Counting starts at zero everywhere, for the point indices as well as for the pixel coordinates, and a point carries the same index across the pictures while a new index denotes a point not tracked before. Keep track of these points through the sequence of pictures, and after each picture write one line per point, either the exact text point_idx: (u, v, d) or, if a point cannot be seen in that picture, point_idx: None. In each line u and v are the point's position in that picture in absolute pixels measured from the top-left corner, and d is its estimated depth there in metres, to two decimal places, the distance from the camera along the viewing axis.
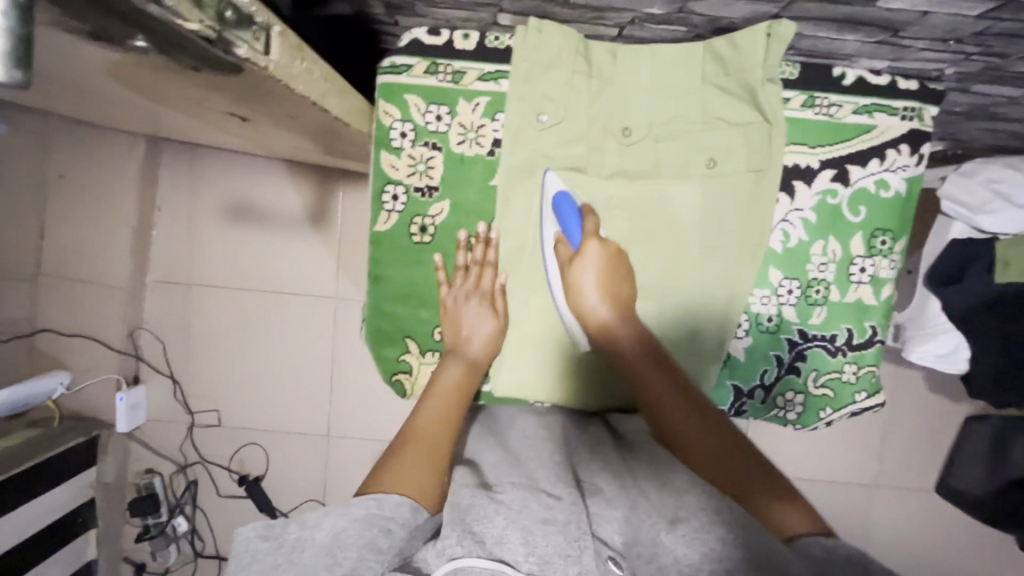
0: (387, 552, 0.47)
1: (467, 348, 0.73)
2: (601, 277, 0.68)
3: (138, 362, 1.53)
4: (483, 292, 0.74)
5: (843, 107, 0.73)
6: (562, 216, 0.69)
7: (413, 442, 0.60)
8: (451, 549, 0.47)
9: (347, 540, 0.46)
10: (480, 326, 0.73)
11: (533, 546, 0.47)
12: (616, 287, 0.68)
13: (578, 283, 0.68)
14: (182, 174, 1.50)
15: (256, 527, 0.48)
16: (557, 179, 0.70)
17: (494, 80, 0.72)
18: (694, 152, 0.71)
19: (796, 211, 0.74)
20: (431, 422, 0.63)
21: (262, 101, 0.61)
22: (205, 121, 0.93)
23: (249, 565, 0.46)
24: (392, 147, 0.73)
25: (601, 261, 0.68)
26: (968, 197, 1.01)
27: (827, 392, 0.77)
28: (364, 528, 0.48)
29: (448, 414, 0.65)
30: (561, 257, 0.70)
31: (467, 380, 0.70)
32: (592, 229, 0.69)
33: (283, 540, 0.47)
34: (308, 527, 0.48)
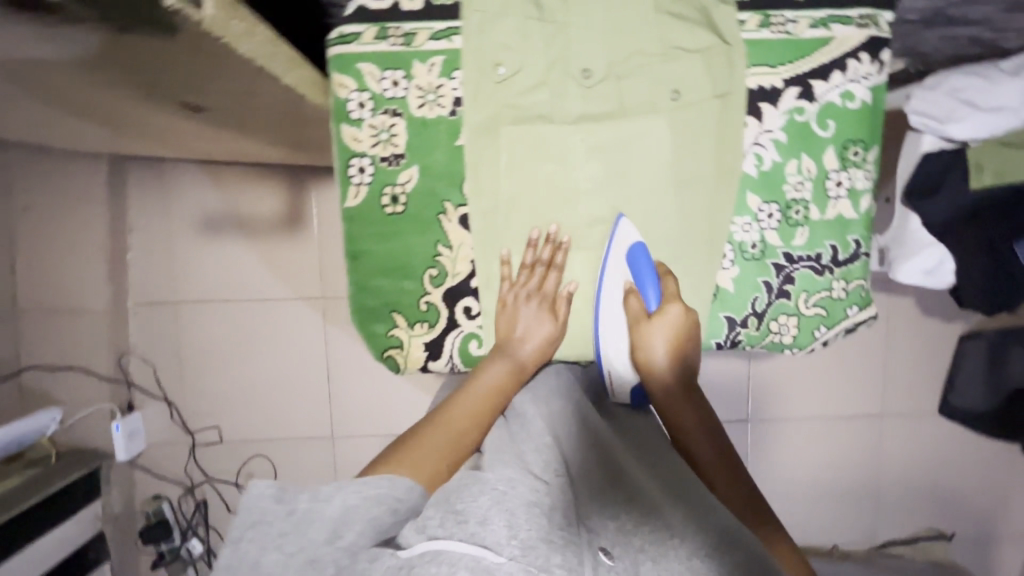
0: (388, 530, 0.53)
1: (516, 348, 0.73)
2: (670, 339, 0.72)
3: (130, 389, 1.50)
4: (544, 296, 0.74)
5: (799, 23, 0.72)
6: (637, 266, 0.72)
7: (442, 429, 0.66)
8: (432, 529, 0.50)
9: (353, 517, 0.52)
10: (537, 328, 0.74)
11: (515, 529, 0.50)
12: (683, 351, 0.72)
13: (647, 337, 0.71)
14: (149, 191, 1.46)
15: (271, 488, 0.53)
16: (632, 229, 0.72)
17: (447, 37, 0.70)
18: (658, 84, 0.70)
19: (766, 133, 0.73)
20: (461, 415, 0.68)
21: (209, 82, 0.59)
22: (162, 124, 0.90)
23: (259, 525, 0.51)
24: (351, 119, 0.71)
25: (677, 325, 0.71)
26: (935, 109, 1.01)
27: (820, 311, 0.77)
28: (371, 507, 0.54)
29: (478, 410, 0.69)
30: (631, 308, 0.73)
31: (507, 383, 0.72)
32: (672, 291, 0.72)
33: (293, 509, 0.52)
34: (319, 499, 0.53)
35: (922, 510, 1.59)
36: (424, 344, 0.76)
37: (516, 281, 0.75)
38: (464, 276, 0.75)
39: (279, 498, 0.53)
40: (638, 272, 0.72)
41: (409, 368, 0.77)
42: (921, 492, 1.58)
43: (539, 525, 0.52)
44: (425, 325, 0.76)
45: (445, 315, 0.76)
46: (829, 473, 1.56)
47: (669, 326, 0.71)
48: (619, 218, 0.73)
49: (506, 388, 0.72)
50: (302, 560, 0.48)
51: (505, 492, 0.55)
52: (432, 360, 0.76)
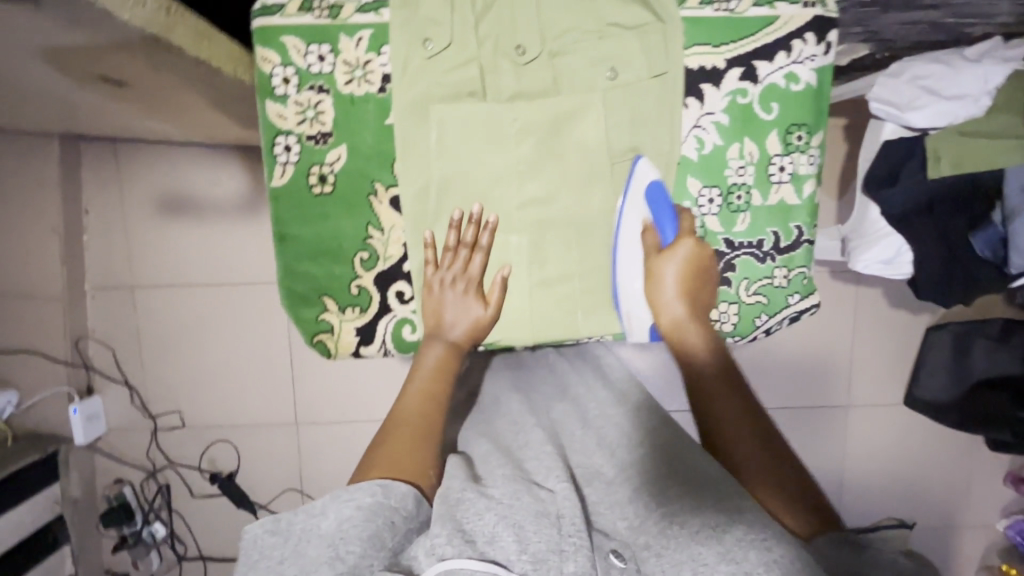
0: (389, 546, 0.50)
1: (449, 332, 0.71)
2: (683, 277, 0.72)
3: (88, 373, 1.48)
4: (470, 279, 0.72)
5: (743, 1, 0.69)
6: (654, 206, 0.71)
7: (401, 428, 0.63)
8: (441, 549, 0.47)
9: (351, 533, 0.49)
10: (466, 311, 0.72)
11: (524, 544, 0.49)
12: (696, 290, 0.72)
13: (660, 275, 0.72)
14: (105, 172, 1.42)
15: (263, 524, 0.52)
16: (649, 169, 0.70)
17: (374, 11, 0.67)
18: (594, 62, 0.68)
19: (707, 115, 0.72)
20: (412, 406, 0.66)
21: (112, 53, 0.56)
22: (94, 98, 0.86)
23: (257, 559, 0.50)
24: (276, 95, 0.69)
25: (690, 260, 0.72)
26: (897, 96, 0.98)
27: (760, 299, 0.76)
28: (367, 520, 0.51)
29: (428, 396, 0.67)
30: (647, 245, 0.73)
31: (448, 366, 0.70)
32: (687, 228, 0.72)
33: (290, 533, 0.51)
34: (313, 519, 0.51)
35: (886, 499, 1.59)
36: (356, 329, 0.75)
37: (441, 266, 0.72)
38: (396, 260, 0.73)
39: (274, 530, 0.52)
40: (654, 212, 0.71)
41: (340, 353, 0.75)
42: (885, 481, 1.59)
43: (550, 534, 0.50)
44: (356, 309, 0.74)
45: (377, 299, 0.74)
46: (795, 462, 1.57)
47: (678, 263, 0.71)
48: (636, 160, 0.70)
49: (449, 370, 0.70)
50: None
51: (510, 507, 0.53)
52: (364, 345, 0.75)
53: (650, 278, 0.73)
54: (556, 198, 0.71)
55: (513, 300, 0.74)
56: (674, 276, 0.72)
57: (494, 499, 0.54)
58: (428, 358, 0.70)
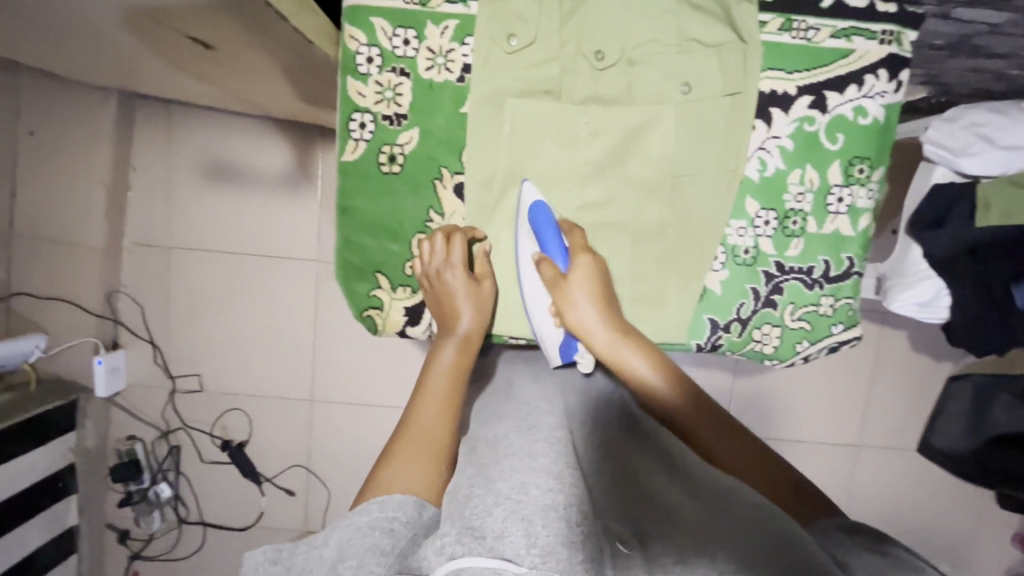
0: (393, 550, 0.47)
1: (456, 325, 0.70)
2: (592, 293, 0.69)
3: (116, 327, 1.50)
4: (454, 264, 0.70)
5: (821, 31, 0.71)
6: (539, 229, 0.70)
7: (413, 438, 0.59)
8: (451, 549, 0.43)
9: (351, 547, 0.47)
10: (470, 301, 0.71)
11: (534, 538, 0.44)
12: (606, 302, 0.70)
13: (571, 299, 0.68)
14: (158, 134, 1.46)
15: (266, 552, 0.48)
16: (533, 189, 0.71)
17: (463, 2, 0.69)
18: (668, 75, 0.70)
19: (773, 139, 0.73)
20: (434, 409, 0.62)
21: (217, 11, 0.58)
22: (174, 58, 0.89)
23: None
24: (359, 74, 0.71)
25: (591, 273, 0.69)
26: (951, 140, 1.00)
27: (804, 325, 0.77)
28: (367, 534, 0.48)
29: (446, 393, 0.64)
30: (548, 274, 0.69)
31: (464, 360, 0.68)
32: (580, 243, 0.70)
33: (290, 563, 0.47)
34: (315, 546, 0.48)
35: None
36: (405, 309, 0.76)
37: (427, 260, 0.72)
38: None
39: (275, 560, 0.47)
40: (542, 242, 0.70)
41: (387, 331, 0.77)
42: (890, 527, 1.58)
43: (558, 530, 0.45)
44: (408, 289, 0.76)
45: None
46: None
47: (582, 284, 0.68)
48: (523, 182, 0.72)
49: (465, 364, 0.68)
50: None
51: (518, 500, 0.47)
52: (411, 326, 0.77)
53: (562, 304, 0.69)
54: (614, 202, 0.73)
55: None
56: (584, 296, 0.68)
57: (500, 493, 0.48)
58: (443, 358, 0.67)
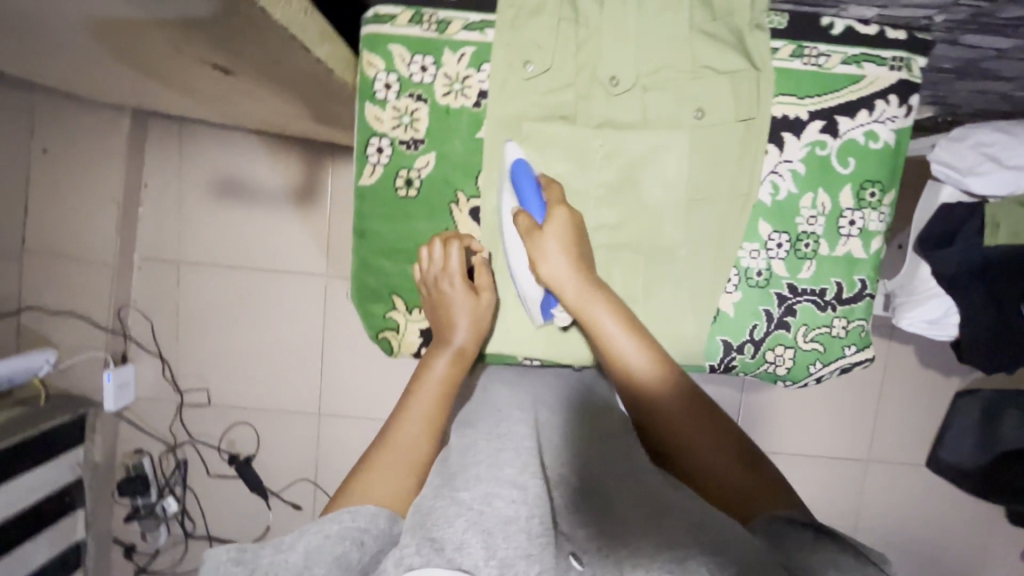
0: (360, 567, 0.45)
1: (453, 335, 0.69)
2: (564, 247, 0.67)
3: (126, 341, 1.51)
4: (453, 275, 0.70)
5: (832, 57, 0.72)
6: (520, 186, 0.69)
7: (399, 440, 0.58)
8: (409, 560, 0.42)
9: (321, 555, 0.44)
10: (468, 310, 0.70)
11: (493, 550, 0.43)
12: (580, 257, 0.68)
13: (542, 251, 0.66)
14: (170, 150, 1.47)
15: (228, 550, 0.43)
16: (516, 149, 0.70)
17: (480, 30, 0.71)
18: (682, 102, 0.71)
19: (785, 163, 0.74)
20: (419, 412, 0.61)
21: (241, 42, 0.59)
22: (192, 81, 0.90)
23: None
24: (377, 100, 0.72)
25: (567, 229, 0.67)
26: (958, 160, 1.00)
27: (817, 347, 0.77)
28: (337, 544, 0.45)
29: (435, 397, 0.62)
30: (522, 227, 0.67)
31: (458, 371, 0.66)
32: (557, 198, 0.69)
33: (252, 567, 0.42)
34: (280, 551, 0.44)
35: (898, 562, 1.57)
36: (420, 330, 0.76)
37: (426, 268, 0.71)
38: None
39: (236, 560, 0.43)
40: (520, 192, 0.69)
41: (401, 352, 0.77)
42: (899, 544, 1.57)
43: (519, 542, 0.43)
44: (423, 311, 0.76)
45: None
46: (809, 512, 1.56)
47: (555, 237, 0.67)
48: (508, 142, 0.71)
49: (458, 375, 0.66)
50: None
51: (481, 512, 0.46)
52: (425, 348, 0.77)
53: (532, 257, 0.67)
54: (628, 224, 0.74)
55: None
56: (555, 251, 0.66)
57: (462, 504, 0.47)
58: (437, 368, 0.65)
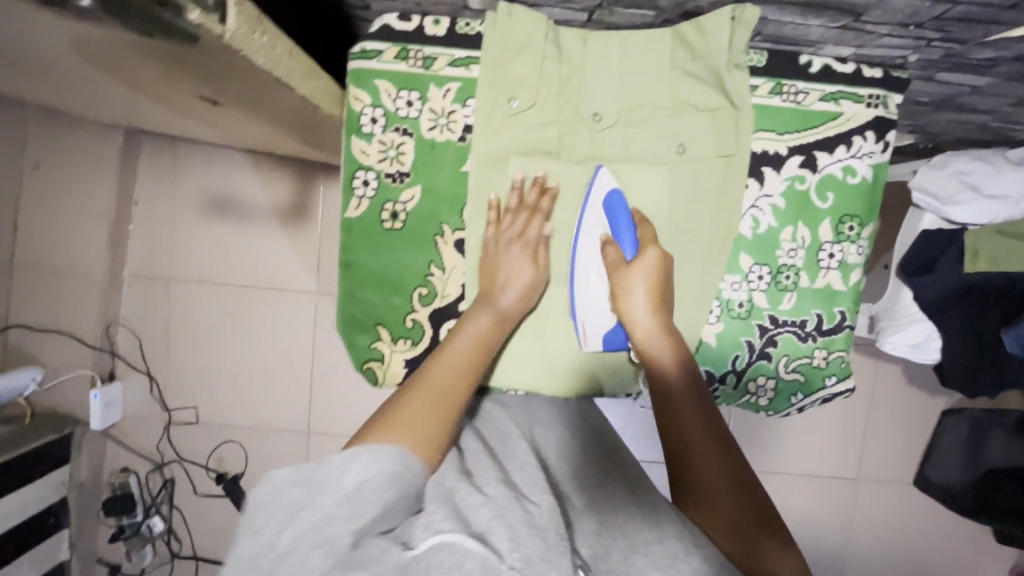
0: (402, 517, 0.46)
1: (499, 296, 0.69)
2: (650, 286, 0.67)
3: (113, 359, 1.50)
4: (527, 241, 0.71)
5: (810, 95, 0.74)
6: (614, 217, 0.70)
7: (447, 384, 0.58)
8: (437, 524, 0.45)
9: (371, 495, 0.44)
10: (517, 275, 0.70)
11: (517, 543, 0.44)
12: (665, 300, 0.68)
13: (627, 285, 0.67)
14: (160, 168, 1.47)
15: (281, 468, 0.46)
16: (609, 178, 0.71)
17: (465, 66, 0.72)
18: (664, 138, 0.72)
19: (765, 197, 0.75)
20: (463, 365, 0.61)
21: (227, 81, 0.60)
22: (181, 108, 0.91)
23: (269, 499, 0.44)
24: (363, 133, 0.73)
25: (657, 271, 0.68)
26: (939, 187, 1.02)
27: (798, 377, 0.78)
28: (386, 485, 0.46)
29: (478, 356, 0.63)
30: (610, 258, 0.69)
31: (492, 334, 0.66)
32: (649, 238, 0.69)
33: (305, 482, 0.45)
34: (332, 472, 0.46)
35: None
36: (405, 361, 0.77)
37: (501, 226, 0.72)
38: (453, 299, 0.75)
39: (292, 475, 0.46)
40: (614, 223, 0.70)
41: (386, 382, 0.77)
42: (889, 562, 1.57)
43: (538, 543, 0.45)
44: (408, 342, 0.76)
45: (429, 335, 0.76)
46: (799, 531, 1.56)
47: (644, 274, 0.67)
48: (600, 168, 0.71)
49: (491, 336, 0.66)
50: (318, 537, 0.42)
51: (503, 505, 0.48)
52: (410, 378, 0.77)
53: (618, 290, 0.68)
54: None
55: (561, 343, 0.76)
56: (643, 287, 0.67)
57: (488, 496, 0.49)
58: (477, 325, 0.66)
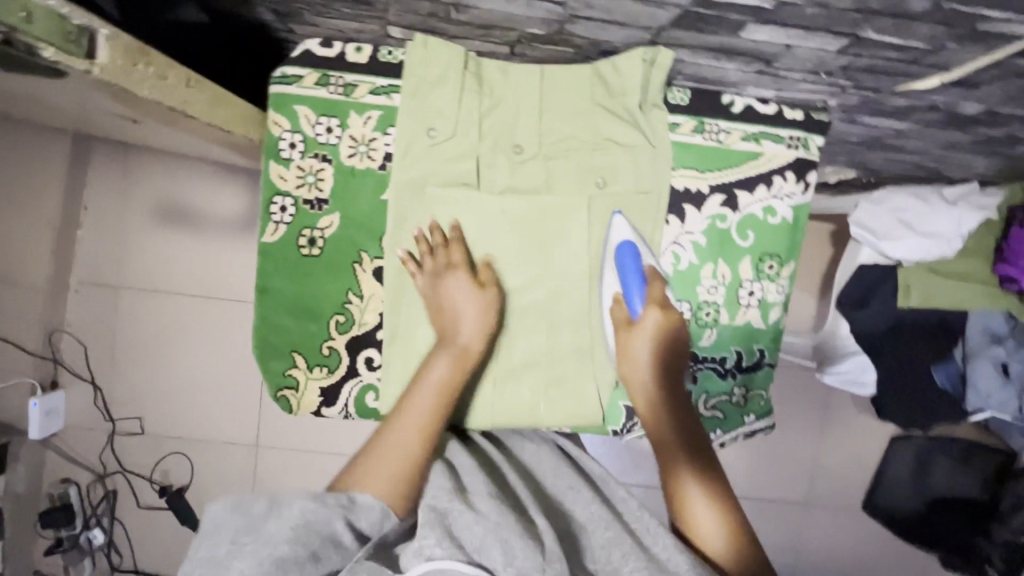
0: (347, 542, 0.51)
1: (455, 337, 0.67)
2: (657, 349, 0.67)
3: (56, 367, 1.44)
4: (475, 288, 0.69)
5: (731, 134, 0.74)
6: (624, 274, 0.69)
7: (405, 442, 0.59)
8: (428, 550, 0.47)
9: (314, 524, 0.48)
10: (469, 322, 0.68)
11: (511, 557, 0.47)
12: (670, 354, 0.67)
13: (629, 350, 0.67)
14: (112, 176, 1.43)
15: (228, 503, 0.50)
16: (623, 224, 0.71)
17: (387, 94, 0.71)
18: (584, 171, 0.72)
19: (686, 234, 0.75)
20: (418, 414, 0.62)
21: (126, 103, 0.59)
22: (112, 124, 0.89)
23: (217, 534, 0.48)
24: (281, 158, 0.72)
25: (658, 334, 0.67)
26: (875, 223, 1.02)
27: (718, 414, 0.78)
28: (332, 517, 0.50)
29: (435, 406, 0.63)
30: (617, 316, 0.70)
31: (457, 375, 0.65)
32: (655, 297, 0.68)
33: (250, 515, 0.49)
34: (277, 502, 0.49)
35: None
36: (320, 389, 0.75)
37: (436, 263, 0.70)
38: (371, 327, 0.75)
39: (236, 509, 0.49)
40: (625, 277, 0.69)
41: (301, 411, 0.76)
42: None
43: (532, 558, 0.47)
44: (324, 369, 0.75)
45: (345, 363, 0.75)
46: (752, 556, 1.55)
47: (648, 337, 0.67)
48: (614, 215, 0.72)
49: (461, 379, 0.66)
50: (265, 561, 0.46)
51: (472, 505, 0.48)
52: (326, 407, 0.76)
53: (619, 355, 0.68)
54: (534, 288, 0.73)
55: (480, 371, 0.73)
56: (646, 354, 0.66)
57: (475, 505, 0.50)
58: (436, 370, 0.65)
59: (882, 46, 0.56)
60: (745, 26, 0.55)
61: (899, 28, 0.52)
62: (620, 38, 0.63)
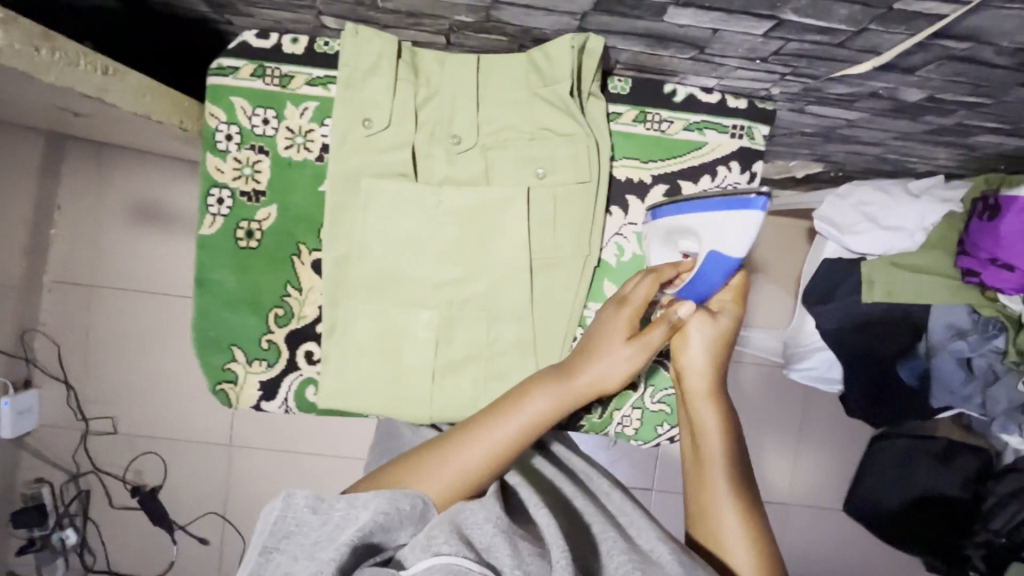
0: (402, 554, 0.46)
1: (578, 379, 0.55)
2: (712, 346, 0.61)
3: (28, 366, 1.41)
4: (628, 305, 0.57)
5: (674, 123, 0.74)
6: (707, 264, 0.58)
7: (489, 456, 0.53)
8: (438, 546, 0.43)
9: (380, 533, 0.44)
10: (612, 368, 0.56)
11: (521, 560, 0.44)
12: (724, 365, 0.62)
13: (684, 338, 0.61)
14: (86, 176, 1.39)
15: (307, 496, 0.46)
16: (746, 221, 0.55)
17: (323, 85, 0.71)
18: (523, 161, 0.71)
19: (629, 225, 0.75)
20: (505, 436, 0.53)
21: (48, 94, 0.59)
22: (62, 119, 0.89)
23: (292, 533, 0.44)
24: (217, 150, 0.72)
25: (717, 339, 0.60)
26: (839, 217, 1.00)
27: (664, 408, 0.80)
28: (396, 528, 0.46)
29: (522, 436, 0.54)
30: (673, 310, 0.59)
31: (559, 414, 0.55)
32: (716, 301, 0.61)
33: (328, 516, 0.45)
34: (355, 505, 0.46)
35: None
36: (260, 383, 0.75)
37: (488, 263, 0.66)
38: (310, 320, 0.74)
39: (314, 507, 0.46)
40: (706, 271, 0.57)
41: (240, 405, 0.76)
42: None
43: (541, 562, 0.45)
44: (264, 363, 0.75)
45: (285, 356, 0.75)
46: None
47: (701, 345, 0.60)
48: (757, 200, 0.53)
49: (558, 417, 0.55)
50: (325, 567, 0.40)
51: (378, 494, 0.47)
52: (266, 400, 0.75)
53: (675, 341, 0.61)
54: (473, 280, 0.72)
55: (418, 362, 0.72)
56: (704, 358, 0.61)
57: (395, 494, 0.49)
58: (542, 400, 0.55)
59: (808, 29, 0.54)
60: (667, 9, 0.54)
61: (820, 9, 0.51)
62: (550, 24, 0.62)
